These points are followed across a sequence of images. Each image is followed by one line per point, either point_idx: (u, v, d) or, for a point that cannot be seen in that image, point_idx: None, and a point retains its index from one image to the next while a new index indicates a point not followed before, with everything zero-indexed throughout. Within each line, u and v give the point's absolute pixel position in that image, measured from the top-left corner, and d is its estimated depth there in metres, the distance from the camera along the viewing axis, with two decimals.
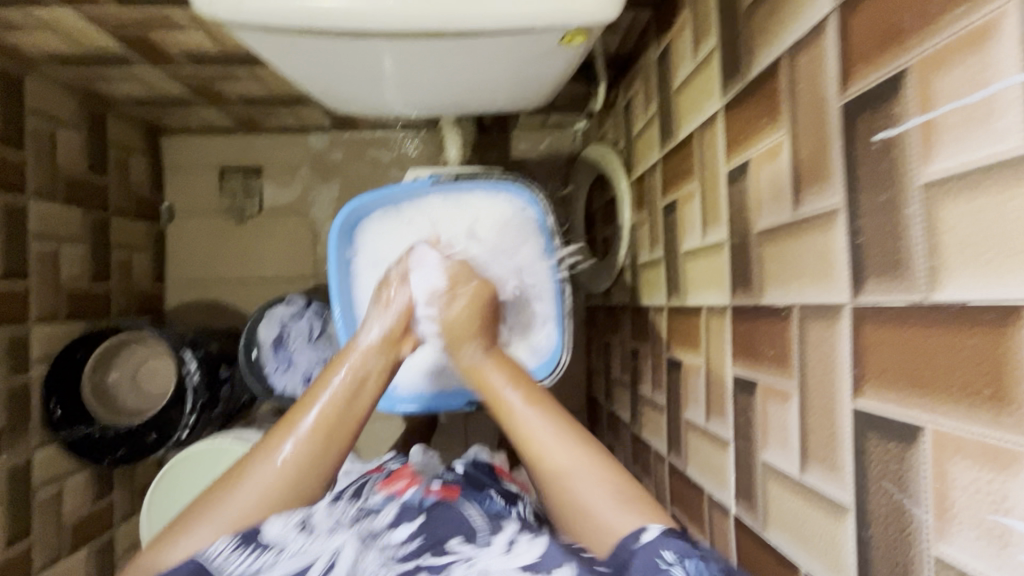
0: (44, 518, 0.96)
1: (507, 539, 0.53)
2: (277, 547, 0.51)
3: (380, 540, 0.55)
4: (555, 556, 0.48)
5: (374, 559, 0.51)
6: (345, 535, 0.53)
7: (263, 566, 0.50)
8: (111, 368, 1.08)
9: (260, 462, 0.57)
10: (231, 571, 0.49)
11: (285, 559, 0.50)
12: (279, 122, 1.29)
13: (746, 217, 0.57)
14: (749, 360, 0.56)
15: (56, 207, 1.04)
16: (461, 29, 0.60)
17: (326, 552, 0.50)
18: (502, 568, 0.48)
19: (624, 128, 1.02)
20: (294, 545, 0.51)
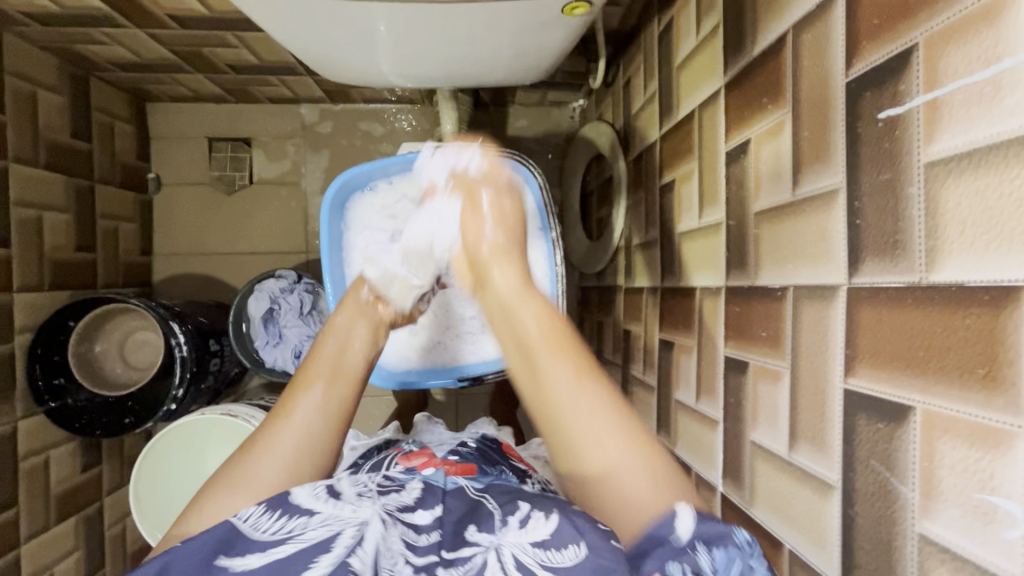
0: (31, 487, 0.96)
1: (523, 514, 0.52)
2: (305, 518, 0.48)
3: (404, 518, 0.51)
4: (569, 533, 0.47)
5: (398, 539, 0.48)
6: (371, 509, 0.49)
7: (296, 531, 0.46)
8: (97, 340, 1.07)
9: (273, 435, 0.56)
10: (260, 536, 0.46)
11: (314, 528, 0.46)
12: (269, 92, 1.26)
13: (744, 198, 0.56)
14: (741, 341, 0.56)
15: (38, 173, 1.01)
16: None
17: (355, 523, 0.47)
18: (516, 543, 0.48)
19: (623, 106, 1.00)
20: (323, 514, 0.48)
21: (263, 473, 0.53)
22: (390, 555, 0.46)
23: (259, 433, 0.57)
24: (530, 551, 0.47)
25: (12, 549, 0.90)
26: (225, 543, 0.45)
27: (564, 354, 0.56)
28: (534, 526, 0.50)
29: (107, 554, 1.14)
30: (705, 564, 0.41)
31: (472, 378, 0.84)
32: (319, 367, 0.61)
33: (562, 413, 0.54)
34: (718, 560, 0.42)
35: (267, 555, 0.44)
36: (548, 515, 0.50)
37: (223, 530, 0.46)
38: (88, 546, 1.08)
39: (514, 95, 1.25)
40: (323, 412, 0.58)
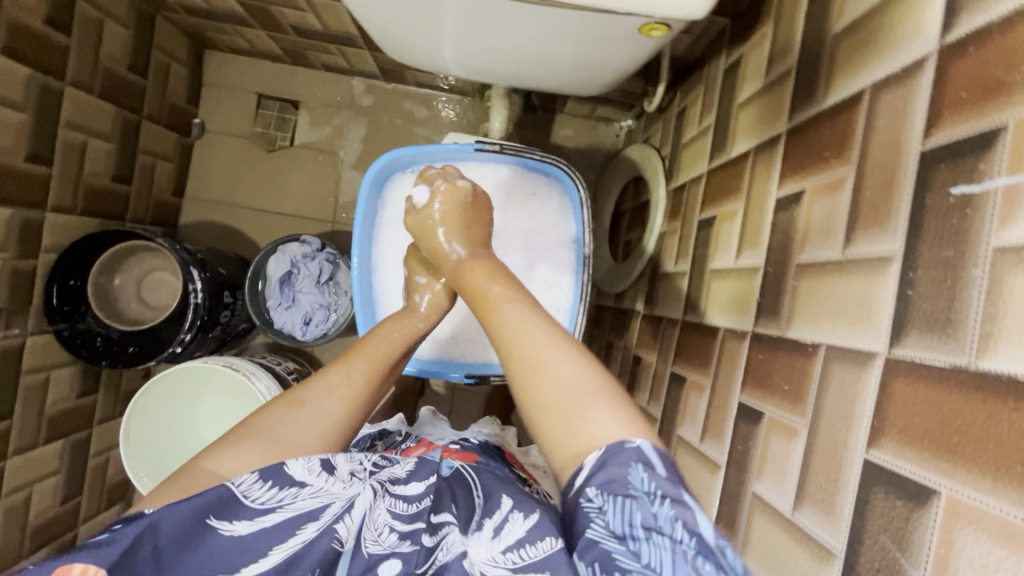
0: (27, 405, 0.97)
1: (502, 519, 0.52)
2: (296, 488, 0.49)
3: (394, 490, 0.54)
4: (544, 529, 0.47)
5: (385, 511, 0.52)
6: (363, 483, 0.52)
7: (286, 501, 0.48)
8: (118, 273, 1.08)
9: (311, 393, 0.55)
10: (250, 504, 0.47)
11: (303, 500, 0.48)
12: (326, 59, 1.27)
13: (788, 248, 0.56)
14: (759, 390, 0.55)
15: (92, 100, 1.02)
16: None
17: (346, 497, 0.50)
18: (485, 559, 0.48)
19: (673, 133, 1.00)
20: (314, 486, 0.49)
21: (312, 413, 0.54)
22: (375, 527, 0.50)
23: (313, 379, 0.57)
24: (499, 562, 0.48)
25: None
26: (217, 506, 0.46)
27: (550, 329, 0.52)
28: (509, 531, 0.50)
29: (87, 483, 1.15)
30: (601, 534, 0.40)
31: (478, 377, 0.84)
32: (369, 344, 0.62)
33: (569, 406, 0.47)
34: (613, 515, 0.40)
35: (255, 522, 0.46)
36: (526, 517, 0.50)
37: (215, 494, 0.46)
38: (70, 472, 1.10)
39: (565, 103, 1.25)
40: (373, 378, 0.59)
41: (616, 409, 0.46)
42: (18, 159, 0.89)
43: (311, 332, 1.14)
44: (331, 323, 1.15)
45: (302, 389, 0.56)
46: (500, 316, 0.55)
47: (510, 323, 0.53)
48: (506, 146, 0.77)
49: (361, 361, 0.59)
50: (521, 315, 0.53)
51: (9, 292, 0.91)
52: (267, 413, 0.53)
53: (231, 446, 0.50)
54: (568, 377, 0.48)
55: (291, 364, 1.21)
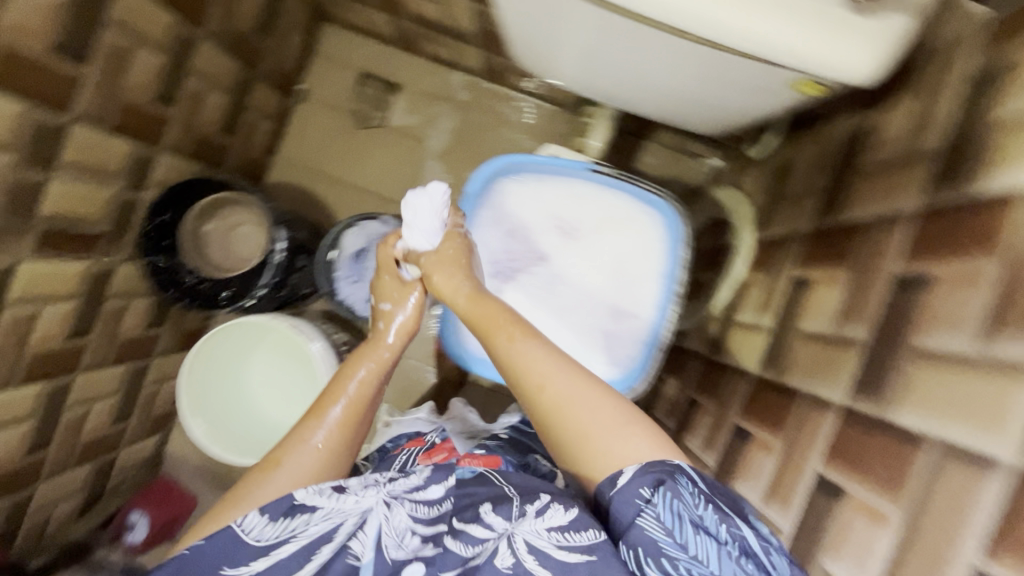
0: (105, 326, 1.03)
1: (541, 504, 0.57)
2: (307, 514, 0.58)
3: (415, 496, 0.62)
4: (585, 518, 0.54)
5: (405, 515, 0.59)
6: (375, 496, 0.60)
7: (298, 530, 0.57)
8: (210, 219, 1.13)
9: (292, 454, 0.64)
10: (260, 542, 0.56)
11: (316, 523, 0.57)
12: (434, 49, 1.30)
13: (903, 329, 0.54)
14: (846, 466, 0.54)
15: (220, 54, 1.08)
16: (710, 40, 0.52)
17: (358, 512, 0.58)
18: (530, 532, 0.55)
19: (772, 184, 0.98)
20: (325, 509, 0.58)
21: (296, 463, 0.63)
22: (397, 531, 0.58)
23: (289, 438, 0.65)
24: (543, 536, 0.54)
25: (68, 374, 0.98)
26: (227, 552, 0.55)
27: (564, 362, 0.63)
28: (551, 516, 0.55)
29: (137, 408, 1.21)
30: (652, 527, 0.50)
31: None
32: (345, 382, 0.70)
33: (592, 434, 0.58)
34: (663, 509, 0.50)
35: (269, 556, 0.55)
36: (566, 507, 0.55)
37: (227, 537, 0.56)
38: (126, 395, 1.16)
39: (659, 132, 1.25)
40: (347, 422, 0.67)
41: (637, 433, 0.57)
42: (148, 98, 0.94)
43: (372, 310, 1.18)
44: None
45: (279, 451, 0.64)
46: (520, 346, 0.64)
47: (529, 356, 0.63)
48: (622, 174, 0.79)
49: (337, 407, 0.67)
50: (536, 349, 0.63)
51: (113, 219, 0.96)
52: (249, 481, 0.62)
53: (225, 512, 0.60)
54: (582, 405, 0.59)
55: (343, 335, 1.25)
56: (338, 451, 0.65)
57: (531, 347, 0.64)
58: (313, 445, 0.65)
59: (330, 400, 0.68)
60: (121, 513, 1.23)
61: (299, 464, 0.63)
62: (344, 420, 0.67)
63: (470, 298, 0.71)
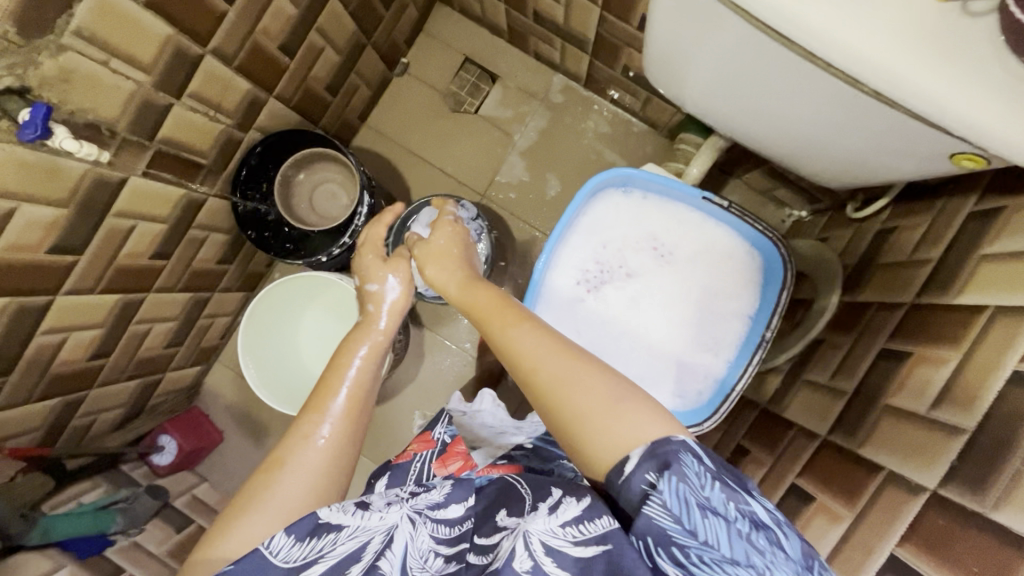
0: (183, 253, 1.05)
1: (555, 500, 0.51)
2: (333, 533, 0.54)
3: (434, 515, 0.58)
4: (598, 506, 0.47)
5: (427, 536, 0.57)
6: (399, 511, 0.57)
7: (326, 550, 0.52)
8: (303, 171, 1.16)
9: (297, 450, 0.62)
10: (289, 564, 0.51)
11: (343, 542, 0.53)
12: (543, 49, 1.31)
13: (1021, 430, 0.52)
14: (934, 558, 0.54)
15: (345, 16, 1.10)
16: (882, 93, 0.51)
17: (383, 529, 0.55)
18: (545, 528, 0.47)
19: (867, 248, 0.96)
20: (350, 527, 0.54)
21: (306, 459, 0.61)
22: (421, 552, 0.55)
23: (290, 438, 0.64)
24: (559, 532, 0.46)
25: (141, 292, 1.01)
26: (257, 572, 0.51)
27: (558, 345, 0.58)
28: (564, 509, 0.48)
29: (188, 337, 1.24)
30: (662, 516, 0.43)
31: None
32: (338, 375, 0.71)
33: (591, 417, 0.51)
34: (668, 495, 0.43)
35: None
36: (578, 497, 0.49)
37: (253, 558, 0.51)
38: (183, 323, 1.18)
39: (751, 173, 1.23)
40: (348, 411, 0.67)
41: (648, 413, 0.50)
42: (276, 46, 0.97)
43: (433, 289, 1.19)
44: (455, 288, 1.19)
45: (282, 452, 0.62)
46: (516, 335, 0.61)
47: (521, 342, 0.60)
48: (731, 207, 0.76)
49: (336, 400, 0.67)
50: (530, 334, 0.60)
51: (216, 155, 0.99)
52: (258, 484, 0.60)
53: (241, 525, 0.57)
54: (579, 381, 0.54)
55: None
56: (343, 441, 0.64)
57: (524, 332, 0.61)
58: (319, 441, 0.63)
59: (328, 394, 0.68)
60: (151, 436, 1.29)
61: (310, 460, 0.61)
62: (345, 411, 0.67)
63: (459, 285, 0.77)
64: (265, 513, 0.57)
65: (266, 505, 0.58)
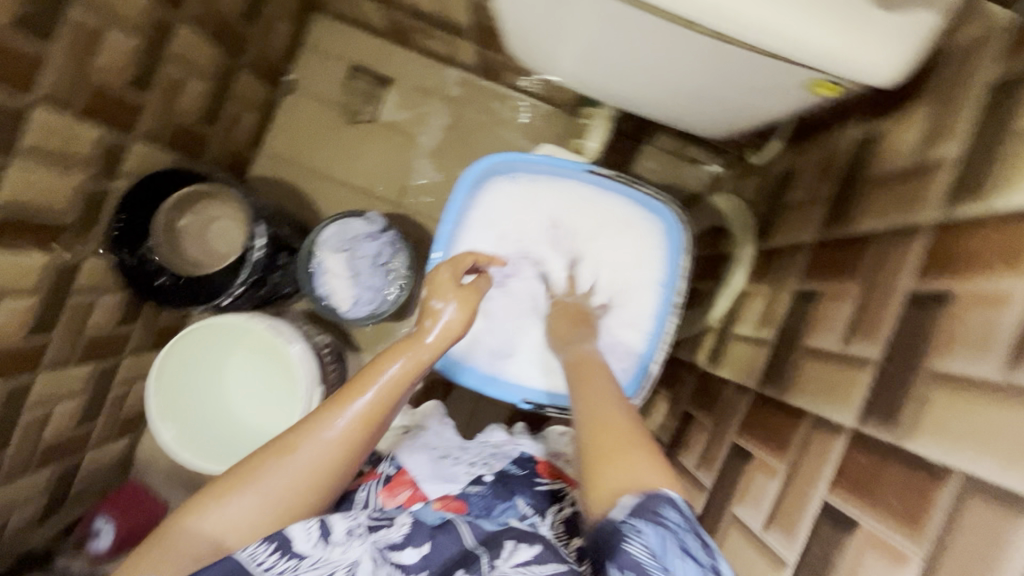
0: (70, 323, 0.96)
1: (515, 555, 0.55)
2: (296, 561, 0.54)
3: (393, 558, 0.57)
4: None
5: None
6: (361, 548, 0.56)
7: (285, 575, 0.53)
8: (186, 213, 1.08)
9: (307, 441, 0.57)
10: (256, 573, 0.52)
11: (306, 569, 0.54)
12: (428, 44, 1.26)
13: (921, 352, 0.50)
14: (859, 497, 0.50)
15: (200, 39, 1.02)
16: (718, 31, 0.49)
17: (344, 564, 0.55)
18: None
19: (773, 193, 0.95)
20: (312, 557, 0.54)
21: (309, 455, 0.57)
22: None
23: (307, 420, 0.59)
24: None
25: (28, 373, 0.91)
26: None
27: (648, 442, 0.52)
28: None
29: (104, 410, 1.14)
30: (641, 553, 0.42)
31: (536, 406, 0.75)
32: (378, 368, 0.61)
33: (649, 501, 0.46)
34: (653, 541, 0.43)
35: None
36: (543, 566, 0.54)
37: (228, 567, 0.52)
38: (91, 396, 1.09)
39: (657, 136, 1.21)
40: (368, 417, 0.59)
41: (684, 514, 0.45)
42: (120, 83, 0.89)
43: (358, 311, 1.12)
44: (380, 305, 1.12)
45: (294, 435, 0.58)
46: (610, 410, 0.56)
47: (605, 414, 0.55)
48: (617, 174, 0.75)
49: (359, 403, 0.59)
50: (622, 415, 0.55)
51: (79, 210, 0.90)
52: (261, 459, 0.57)
53: (222, 499, 0.55)
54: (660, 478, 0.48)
55: (327, 339, 1.19)
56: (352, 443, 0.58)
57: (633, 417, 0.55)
58: (329, 436, 0.58)
59: (358, 387, 0.59)
60: (84, 521, 1.17)
61: (311, 452, 0.57)
62: (362, 417, 0.59)
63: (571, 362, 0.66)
64: (255, 492, 0.56)
65: (258, 483, 0.56)
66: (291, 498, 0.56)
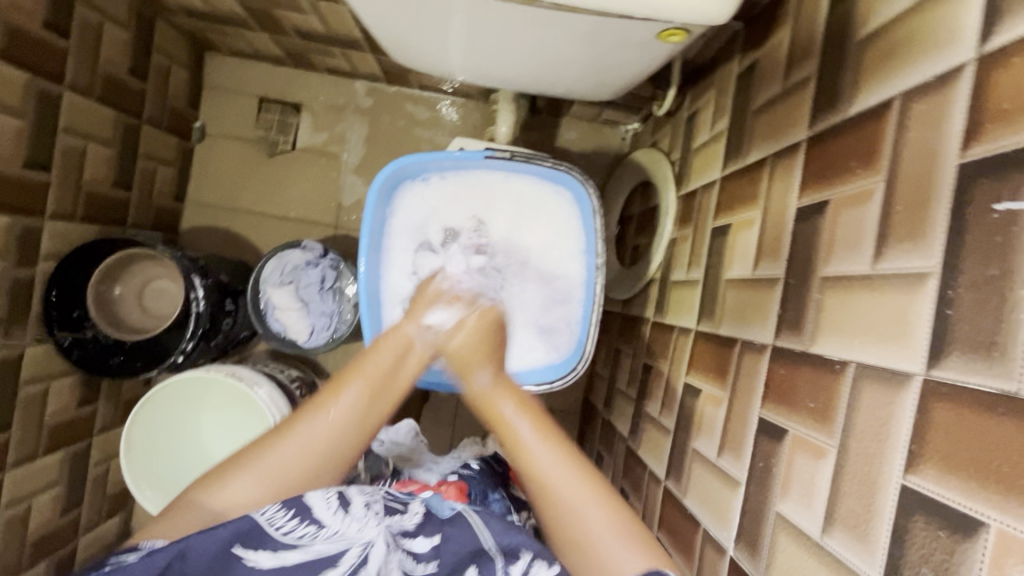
0: (26, 416, 0.95)
1: (524, 564, 0.54)
2: (315, 527, 0.53)
3: (404, 544, 0.56)
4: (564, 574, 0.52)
5: (397, 565, 0.53)
6: (378, 529, 0.54)
7: (304, 540, 0.52)
8: (118, 282, 1.07)
9: (306, 423, 0.59)
10: (274, 535, 0.52)
11: (320, 541, 0.52)
12: (329, 62, 1.25)
13: (813, 261, 0.54)
14: (783, 406, 0.54)
15: (91, 104, 1.00)
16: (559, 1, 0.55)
17: (360, 542, 0.52)
18: None
19: (682, 139, 0.98)
20: (330, 528, 0.53)
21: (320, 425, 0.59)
22: None
23: (302, 408, 0.61)
24: None
25: None
26: (245, 535, 0.50)
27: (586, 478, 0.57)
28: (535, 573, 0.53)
29: (86, 493, 1.13)
30: None
31: None
32: (369, 360, 0.65)
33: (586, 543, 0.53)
34: None
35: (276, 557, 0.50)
36: (549, 566, 0.53)
37: (245, 524, 0.51)
38: (69, 483, 1.07)
39: (570, 107, 1.24)
40: (365, 403, 0.62)
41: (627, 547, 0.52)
42: (17, 167, 0.87)
43: (315, 340, 1.12)
44: (335, 329, 1.13)
45: (291, 420, 0.60)
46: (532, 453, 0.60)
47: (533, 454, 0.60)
48: (517, 154, 0.77)
49: (357, 386, 0.62)
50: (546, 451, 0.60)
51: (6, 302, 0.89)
52: (257, 445, 0.58)
53: (223, 480, 0.55)
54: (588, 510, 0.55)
55: (295, 372, 1.19)
56: (358, 423, 0.61)
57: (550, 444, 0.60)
58: (326, 421, 0.59)
59: (352, 375, 0.63)
60: None
61: (310, 437, 0.58)
62: (364, 404, 0.62)
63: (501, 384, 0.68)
64: (253, 474, 0.56)
65: (257, 464, 0.56)
66: (290, 479, 0.57)
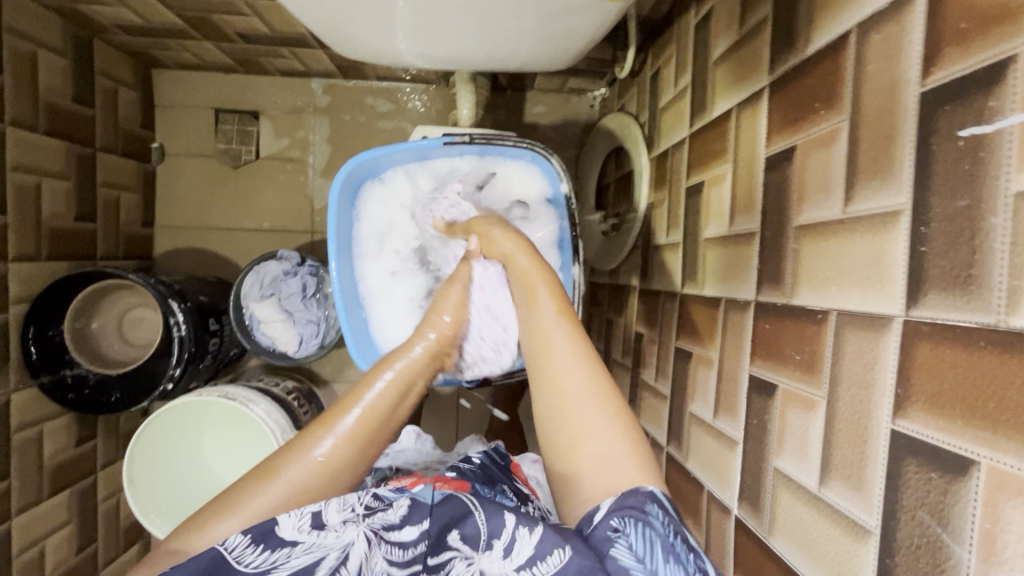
0: (24, 461, 0.94)
1: (508, 534, 0.49)
2: (287, 548, 0.48)
3: (390, 536, 0.51)
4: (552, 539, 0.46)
5: (382, 558, 0.49)
6: (358, 528, 0.50)
7: (279, 562, 0.47)
8: (95, 317, 1.06)
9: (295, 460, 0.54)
10: (244, 568, 0.46)
11: (298, 556, 0.47)
12: (280, 64, 1.21)
13: (786, 211, 0.52)
14: (770, 361, 0.53)
15: (38, 138, 0.97)
16: None
17: (339, 546, 0.48)
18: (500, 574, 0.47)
19: (648, 99, 0.96)
20: (305, 542, 0.48)
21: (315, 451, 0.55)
22: None
23: (290, 445, 0.56)
24: None
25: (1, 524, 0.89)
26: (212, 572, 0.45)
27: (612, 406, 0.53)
28: (518, 549, 0.47)
29: (99, 529, 1.13)
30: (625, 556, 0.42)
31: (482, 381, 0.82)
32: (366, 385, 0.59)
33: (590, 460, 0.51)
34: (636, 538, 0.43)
35: None
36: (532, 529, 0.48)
37: (209, 558, 0.46)
38: (79, 521, 1.07)
39: (533, 79, 1.20)
40: (360, 434, 0.56)
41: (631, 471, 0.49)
42: None
43: (304, 349, 1.11)
44: (324, 335, 1.12)
45: (278, 459, 0.55)
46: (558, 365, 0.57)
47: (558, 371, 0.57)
48: (477, 136, 0.76)
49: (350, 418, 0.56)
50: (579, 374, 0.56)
51: None
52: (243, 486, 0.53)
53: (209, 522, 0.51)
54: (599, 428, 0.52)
55: (291, 384, 1.18)
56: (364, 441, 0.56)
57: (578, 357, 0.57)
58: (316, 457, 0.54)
59: (342, 408, 0.58)
60: None
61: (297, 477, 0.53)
62: (359, 434, 0.56)
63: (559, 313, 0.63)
64: (242, 518, 0.51)
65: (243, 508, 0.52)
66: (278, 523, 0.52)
